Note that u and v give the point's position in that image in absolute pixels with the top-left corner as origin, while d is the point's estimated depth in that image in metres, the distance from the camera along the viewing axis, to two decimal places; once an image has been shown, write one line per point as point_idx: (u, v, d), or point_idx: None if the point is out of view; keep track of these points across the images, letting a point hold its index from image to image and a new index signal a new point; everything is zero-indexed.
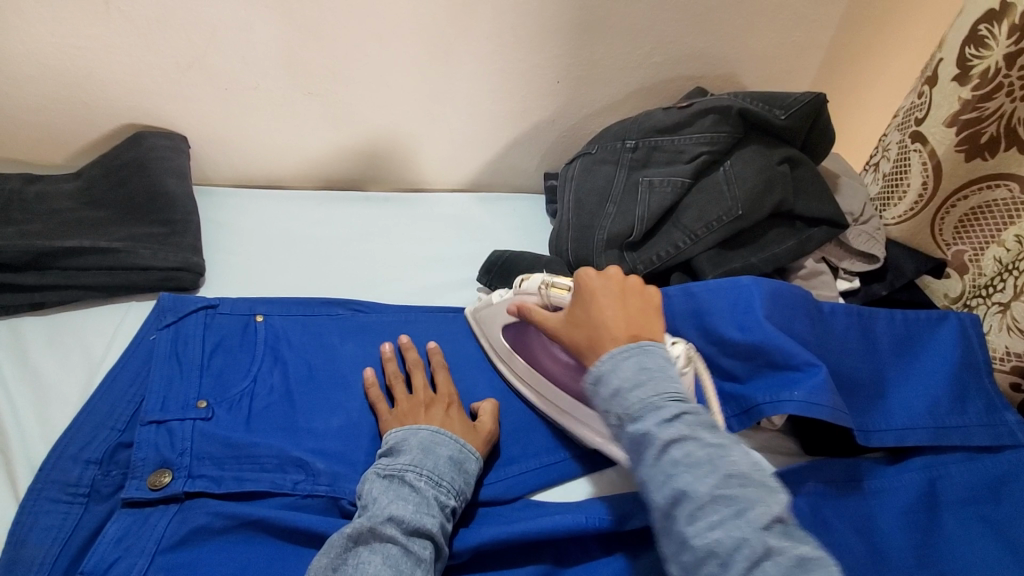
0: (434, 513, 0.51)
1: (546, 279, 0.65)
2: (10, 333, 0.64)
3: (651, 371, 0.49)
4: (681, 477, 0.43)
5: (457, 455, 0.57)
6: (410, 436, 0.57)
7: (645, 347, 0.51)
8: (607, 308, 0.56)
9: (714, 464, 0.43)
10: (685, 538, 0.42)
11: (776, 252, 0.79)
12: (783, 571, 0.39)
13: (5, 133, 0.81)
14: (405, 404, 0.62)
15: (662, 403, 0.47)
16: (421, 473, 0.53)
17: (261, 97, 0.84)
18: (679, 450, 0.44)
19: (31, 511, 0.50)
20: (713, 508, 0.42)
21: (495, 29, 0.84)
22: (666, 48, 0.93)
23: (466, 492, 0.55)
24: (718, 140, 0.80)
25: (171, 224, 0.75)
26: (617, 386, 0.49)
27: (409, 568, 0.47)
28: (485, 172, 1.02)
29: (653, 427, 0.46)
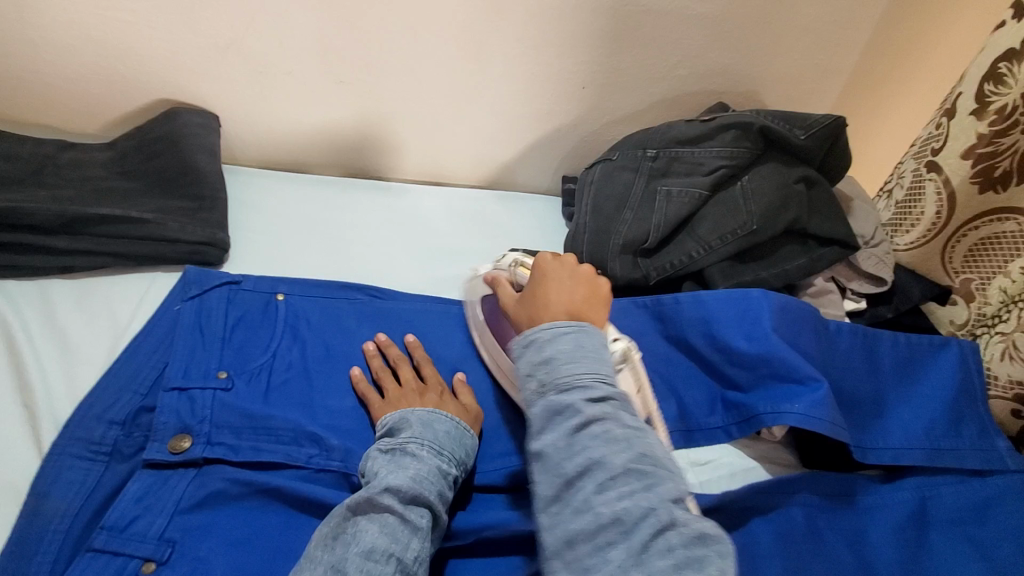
0: (430, 482, 0.53)
1: (516, 257, 0.72)
2: (39, 294, 0.65)
3: (585, 352, 0.55)
4: (599, 448, 0.49)
5: (453, 429, 0.59)
6: (408, 414, 0.60)
7: (584, 327, 0.57)
8: (554, 289, 0.62)
9: (629, 442, 0.50)
10: (591, 503, 0.47)
11: (786, 268, 0.81)
12: (683, 540, 0.45)
13: (42, 100, 0.83)
14: (396, 391, 0.63)
15: (590, 382, 0.53)
16: (418, 445, 0.55)
17: (294, 82, 0.86)
18: (601, 426, 0.50)
19: (55, 465, 0.52)
20: (625, 479, 0.48)
21: (527, 31, 0.86)
22: (691, 61, 0.94)
23: (462, 463, 0.58)
24: (739, 155, 0.82)
25: (200, 200, 0.77)
26: (551, 359, 0.54)
27: (405, 536, 0.48)
28: (506, 171, 1.04)
29: (579, 400, 0.51)
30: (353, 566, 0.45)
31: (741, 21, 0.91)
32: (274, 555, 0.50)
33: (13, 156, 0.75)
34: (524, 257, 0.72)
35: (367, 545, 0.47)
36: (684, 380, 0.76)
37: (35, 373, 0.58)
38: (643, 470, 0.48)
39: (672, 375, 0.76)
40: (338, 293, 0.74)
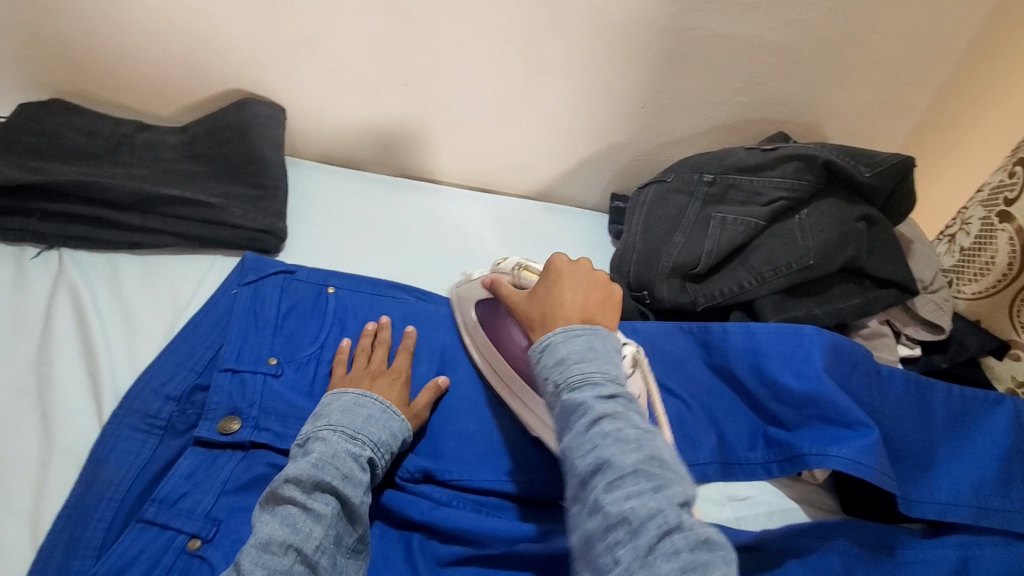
0: (334, 468, 0.50)
1: (521, 261, 0.70)
2: (110, 268, 0.68)
3: (598, 352, 0.54)
4: (608, 446, 0.47)
5: (373, 414, 0.57)
6: (334, 400, 0.58)
7: (597, 330, 0.55)
8: (569, 290, 0.59)
9: (640, 442, 0.48)
10: (600, 502, 0.45)
11: (840, 307, 0.79)
12: (689, 544, 0.42)
13: (124, 82, 0.87)
14: (355, 369, 0.63)
15: (601, 382, 0.52)
16: (326, 434, 0.53)
17: (360, 81, 0.88)
18: (611, 424, 0.49)
19: (113, 435, 0.53)
20: (634, 479, 0.45)
21: (592, 49, 0.86)
22: (754, 89, 0.93)
23: (379, 448, 0.55)
24: (800, 187, 0.80)
25: (263, 189, 0.79)
26: (565, 358, 0.53)
27: (306, 526, 0.46)
28: (557, 184, 1.04)
29: (590, 399, 0.50)
30: (247, 560, 0.44)
31: (810, 52, 0.89)
32: None
33: (93, 132, 0.78)
34: (528, 261, 0.70)
35: (263, 537, 0.45)
36: (727, 412, 0.74)
37: (100, 341, 0.59)
38: (652, 470, 0.46)
39: (715, 406, 0.75)
40: (385, 291, 0.75)
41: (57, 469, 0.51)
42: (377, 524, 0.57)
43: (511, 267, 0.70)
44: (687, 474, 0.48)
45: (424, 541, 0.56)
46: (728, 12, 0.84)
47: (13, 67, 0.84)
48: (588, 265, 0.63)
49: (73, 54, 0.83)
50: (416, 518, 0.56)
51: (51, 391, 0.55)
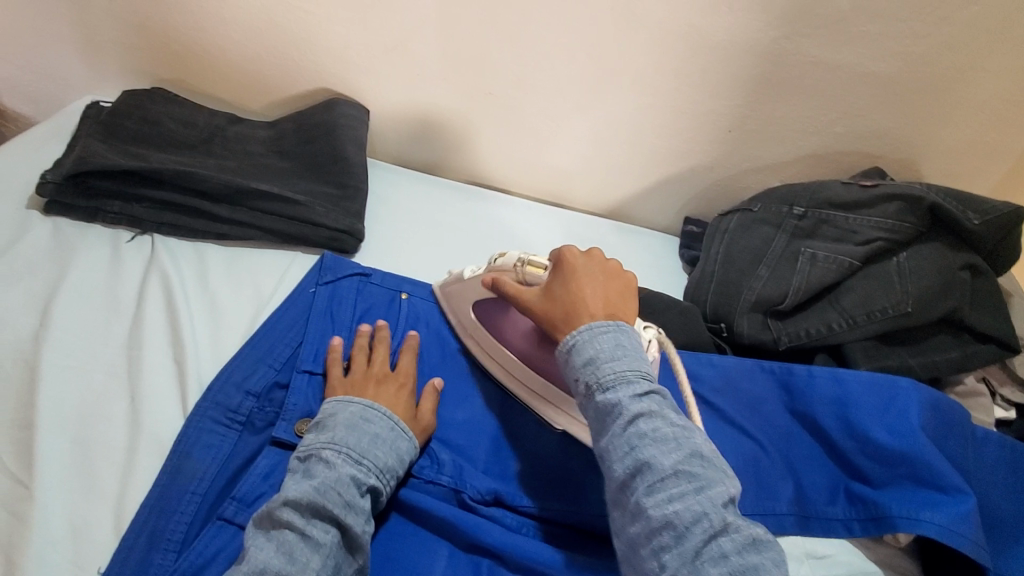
0: (336, 494, 0.48)
1: (522, 253, 0.63)
2: (197, 256, 0.69)
3: (627, 349, 0.52)
4: (646, 449, 0.47)
5: (379, 434, 0.54)
6: (339, 411, 0.55)
7: (621, 326, 0.54)
8: (588, 286, 0.57)
9: (679, 442, 0.47)
10: (642, 506, 0.45)
11: (937, 359, 0.75)
12: (736, 546, 0.42)
13: (219, 75, 0.89)
14: (356, 373, 0.60)
15: (633, 379, 0.50)
16: (331, 455, 0.50)
17: (445, 88, 0.87)
18: (647, 425, 0.48)
19: (196, 427, 0.53)
20: (676, 481, 0.45)
21: (686, 68, 0.83)
22: (852, 120, 0.88)
23: (384, 474, 0.52)
24: (901, 229, 0.76)
25: (344, 188, 0.79)
26: (593, 356, 0.52)
27: (304, 556, 0.45)
28: (630, 203, 1.01)
29: (624, 399, 0.49)
30: None
31: (918, 86, 0.84)
32: (385, 561, 0.53)
33: (191, 123, 0.80)
34: (530, 253, 0.63)
35: (257, 566, 0.43)
36: (805, 461, 0.70)
37: (188, 329, 0.60)
38: (693, 470, 0.45)
39: (793, 453, 0.71)
40: None
41: (144, 456, 0.51)
42: (445, 544, 0.55)
43: (513, 262, 0.64)
44: (725, 466, 0.48)
45: (492, 569, 0.54)
46: (835, 39, 0.79)
47: (120, 54, 0.88)
48: (600, 256, 0.61)
49: (176, 45, 0.86)
50: (483, 542, 0.54)
51: (139, 373, 0.55)
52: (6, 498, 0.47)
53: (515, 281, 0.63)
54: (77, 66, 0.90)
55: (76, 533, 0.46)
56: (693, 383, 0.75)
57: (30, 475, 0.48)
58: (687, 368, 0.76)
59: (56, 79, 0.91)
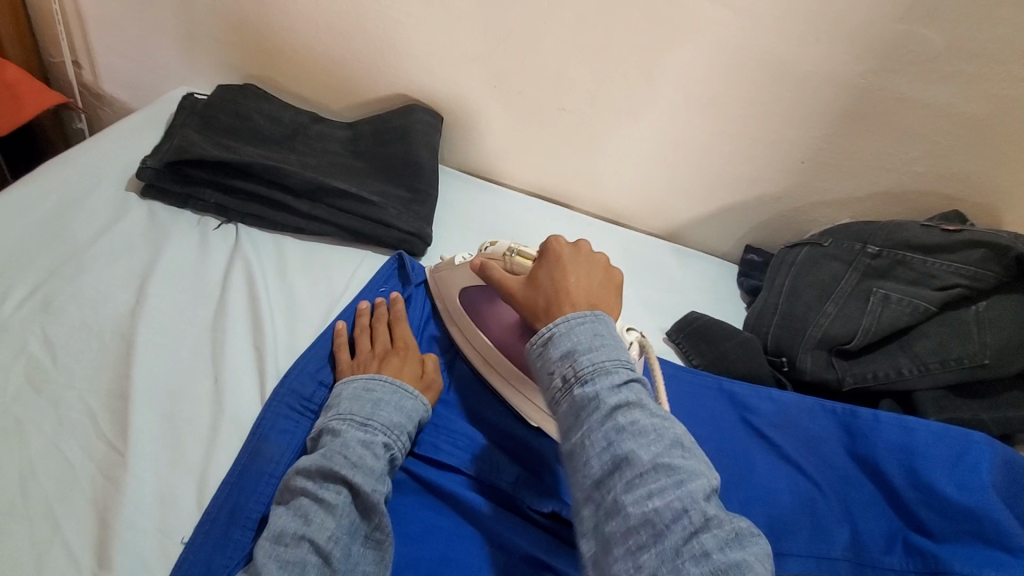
0: (342, 457, 0.50)
1: (514, 244, 0.64)
2: (276, 248, 0.72)
3: (604, 338, 0.49)
4: (624, 442, 0.43)
5: (382, 398, 0.56)
6: (343, 387, 0.57)
7: (600, 315, 0.50)
8: (572, 275, 0.55)
9: (659, 434, 0.44)
10: (620, 503, 0.42)
11: (1012, 417, 0.72)
12: (718, 544, 0.38)
13: (305, 75, 0.92)
14: (361, 354, 0.61)
15: (612, 369, 0.47)
16: (336, 425, 0.53)
17: (522, 101, 0.89)
18: (625, 417, 0.44)
19: (273, 412, 0.55)
20: (654, 476, 0.41)
21: (766, 97, 0.82)
22: (934, 160, 0.85)
23: (392, 431, 0.54)
24: (982, 278, 0.73)
25: (415, 193, 0.80)
26: (570, 347, 0.48)
27: (319, 517, 0.47)
28: (690, 227, 1.00)
29: (602, 391, 0.45)
30: (262, 553, 0.45)
31: (1009, 130, 0.81)
32: (442, 559, 0.53)
33: (278, 120, 0.83)
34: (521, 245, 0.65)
35: (276, 530, 0.46)
36: (862, 507, 0.68)
37: (268, 318, 0.62)
38: (674, 462, 0.42)
39: (851, 497, 0.68)
40: None
41: (225, 435, 0.53)
42: (501, 549, 0.55)
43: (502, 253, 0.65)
44: (706, 458, 0.45)
45: None
46: (925, 78, 0.78)
47: (215, 50, 0.92)
48: (585, 246, 0.59)
49: (269, 44, 0.90)
50: (540, 555, 0.54)
51: (223, 356, 0.58)
52: (101, 463, 0.49)
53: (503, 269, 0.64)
54: (174, 59, 0.95)
55: (161, 502, 0.49)
56: (749, 415, 0.74)
57: (124, 443, 0.50)
58: (744, 400, 0.75)
59: (155, 69, 0.97)
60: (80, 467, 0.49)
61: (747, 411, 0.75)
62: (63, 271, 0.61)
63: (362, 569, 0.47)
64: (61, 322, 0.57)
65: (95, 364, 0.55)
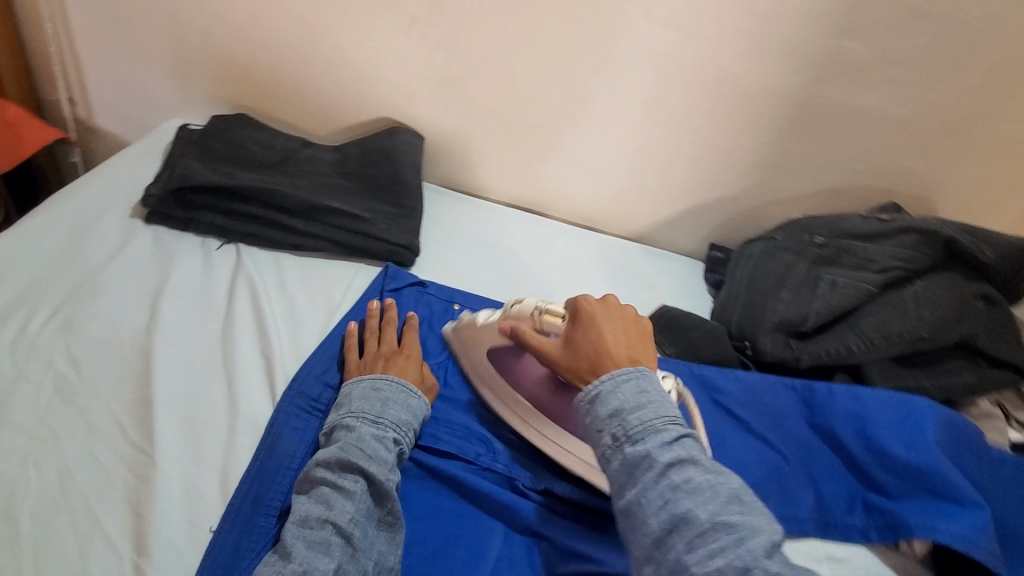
0: (359, 450, 0.55)
1: (540, 303, 0.65)
2: (275, 264, 0.77)
3: (650, 396, 0.52)
4: (681, 500, 0.46)
5: (390, 396, 0.61)
6: (354, 385, 0.63)
7: (643, 371, 0.54)
8: (610, 333, 0.58)
9: (713, 491, 0.46)
10: (683, 564, 0.44)
11: (952, 382, 0.80)
12: None
13: (292, 103, 0.98)
14: (368, 354, 0.66)
15: (661, 427, 0.50)
16: (350, 421, 0.58)
17: (496, 120, 0.96)
18: (679, 475, 0.47)
19: (285, 412, 0.60)
20: (714, 535, 0.44)
21: (717, 108, 0.91)
22: (869, 158, 0.95)
23: (401, 428, 0.60)
24: (916, 260, 0.82)
25: (403, 208, 0.86)
26: (618, 406, 0.52)
27: (339, 502, 0.52)
28: (658, 229, 1.08)
29: (654, 449, 0.49)
30: (290, 535, 0.50)
31: (932, 128, 0.91)
32: (448, 536, 0.58)
33: (270, 146, 0.89)
34: (548, 302, 0.65)
35: (301, 515, 0.51)
36: (825, 473, 0.75)
37: (274, 329, 0.67)
38: (732, 519, 0.45)
39: (814, 464, 0.75)
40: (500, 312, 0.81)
41: (242, 435, 0.58)
42: (501, 524, 0.61)
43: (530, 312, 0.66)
44: (765, 512, 0.47)
45: (544, 549, 0.60)
46: (855, 86, 0.87)
47: (206, 83, 0.98)
48: (616, 301, 0.63)
49: (258, 76, 0.96)
50: (536, 526, 0.60)
51: (234, 364, 0.63)
52: (131, 465, 0.54)
53: (533, 328, 0.65)
54: (166, 93, 1.00)
55: (188, 496, 0.53)
56: (719, 396, 0.81)
57: (150, 446, 0.55)
58: (713, 382, 0.82)
59: (147, 103, 1.02)
60: (112, 469, 0.54)
61: (716, 392, 0.81)
62: (81, 294, 0.66)
63: (378, 548, 0.52)
64: (84, 341, 0.62)
65: (118, 377, 0.60)
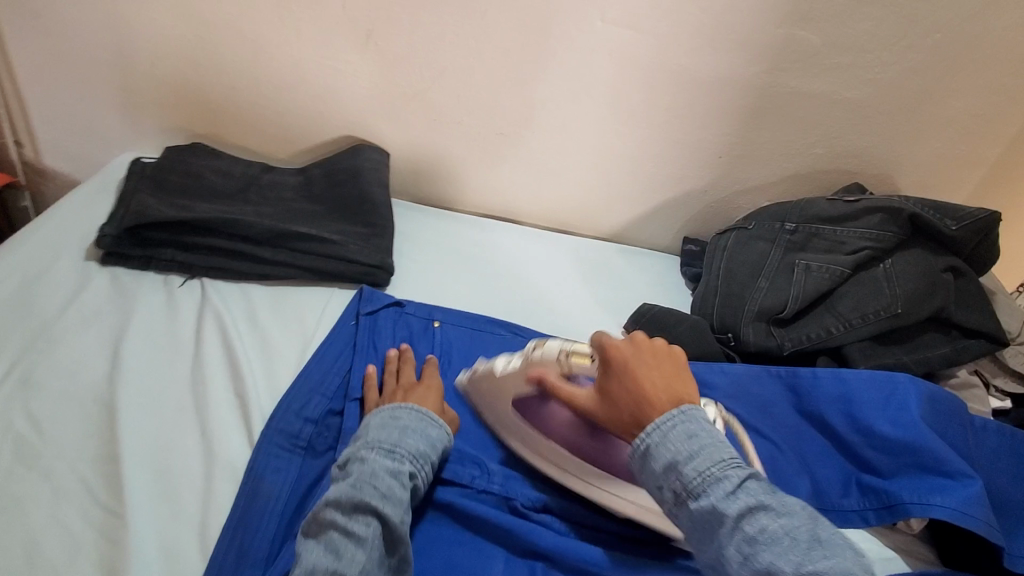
0: (371, 488, 0.52)
1: (564, 345, 0.62)
2: (244, 297, 0.74)
3: (702, 440, 0.51)
4: (761, 555, 0.45)
5: (408, 426, 0.59)
6: (372, 417, 0.61)
7: (685, 414, 0.52)
8: (646, 377, 0.56)
9: (792, 537, 0.45)
10: None
11: (929, 356, 0.81)
12: None
13: (249, 128, 0.95)
14: (388, 390, 0.65)
15: (722, 476, 0.49)
16: (364, 454, 0.56)
17: (461, 130, 0.95)
18: (754, 526, 0.46)
19: (265, 453, 0.57)
20: None
21: (679, 104, 0.91)
22: (831, 142, 0.96)
23: (417, 461, 0.57)
24: (884, 238, 0.83)
25: (373, 227, 0.84)
26: (671, 459, 0.50)
27: (350, 549, 0.49)
28: (631, 228, 1.08)
29: (720, 503, 0.47)
30: None
31: (887, 109, 0.93)
32: (448, 567, 0.57)
33: (229, 174, 0.86)
34: (571, 342, 0.63)
35: (308, 567, 0.48)
36: (818, 458, 0.75)
37: (246, 366, 0.65)
38: (819, 567, 0.43)
39: (807, 450, 0.76)
40: (483, 326, 0.80)
41: (220, 483, 0.55)
42: (501, 549, 0.59)
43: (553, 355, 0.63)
44: (848, 544, 0.45)
45: (547, 570, 0.58)
46: (811, 72, 0.88)
47: (157, 114, 0.94)
48: (639, 333, 0.60)
49: (211, 102, 0.93)
50: (536, 547, 0.59)
51: (207, 408, 0.60)
52: (102, 527, 0.51)
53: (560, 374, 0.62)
54: (116, 127, 0.96)
55: (167, 555, 0.50)
56: (707, 391, 0.80)
57: (121, 505, 0.52)
58: (700, 377, 0.81)
59: (95, 138, 0.98)
60: (82, 534, 0.50)
61: (705, 387, 0.80)
62: (37, 348, 0.62)
63: None
64: (42, 398, 0.58)
65: (83, 434, 0.57)
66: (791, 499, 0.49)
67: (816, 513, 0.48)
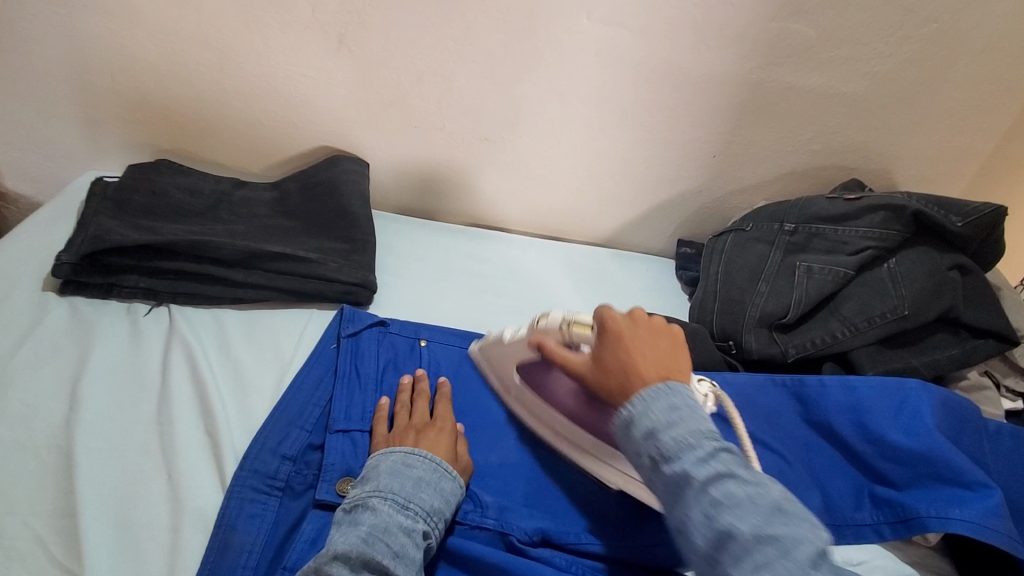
0: (384, 545, 0.48)
1: (569, 315, 0.61)
2: (215, 323, 0.70)
3: (682, 411, 0.49)
4: (721, 517, 0.43)
5: (423, 476, 0.55)
6: (382, 459, 0.57)
7: (672, 388, 0.51)
8: (639, 349, 0.55)
9: (757, 504, 0.43)
10: None
11: (938, 358, 0.78)
12: None
13: (220, 140, 0.91)
14: (397, 427, 0.61)
15: (698, 443, 0.47)
16: (377, 503, 0.51)
17: (444, 137, 0.90)
18: (719, 490, 0.44)
19: (237, 498, 0.53)
20: (760, 549, 0.41)
21: (670, 104, 0.88)
22: (828, 137, 0.93)
23: (431, 517, 0.53)
24: (887, 237, 0.80)
25: (353, 242, 0.79)
26: (651, 426, 0.49)
27: None
28: (623, 232, 1.04)
29: (688, 466, 0.46)
30: None
31: (885, 102, 0.89)
32: None
33: (198, 192, 0.81)
34: (576, 313, 0.62)
35: None
36: (828, 470, 0.72)
37: (218, 400, 0.60)
38: (776, 531, 0.41)
39: (816, 462, 0.72)
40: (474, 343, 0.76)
41: (189, 534, 0.51)
42: None
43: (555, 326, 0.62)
44: (812, 517, 0.43)
45: None
46: (805, 66, 0.85)
47: (121, 129, 0.89)
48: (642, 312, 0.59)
49: (178, 115, 0.88)
50: None
51: (175, 450, 0.56)
52: None
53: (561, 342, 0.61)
54: (78, 145, 0.91)
55: None
56: None
57: (79, 566, 0.48)
58: None
59: (56, 157, 0.92)
60: None
61: None
62: None
63: None
64: None
65: (38, 485, 0.52)
66: (764, 475, 0.46)
67: (790, 493, 0.45)
